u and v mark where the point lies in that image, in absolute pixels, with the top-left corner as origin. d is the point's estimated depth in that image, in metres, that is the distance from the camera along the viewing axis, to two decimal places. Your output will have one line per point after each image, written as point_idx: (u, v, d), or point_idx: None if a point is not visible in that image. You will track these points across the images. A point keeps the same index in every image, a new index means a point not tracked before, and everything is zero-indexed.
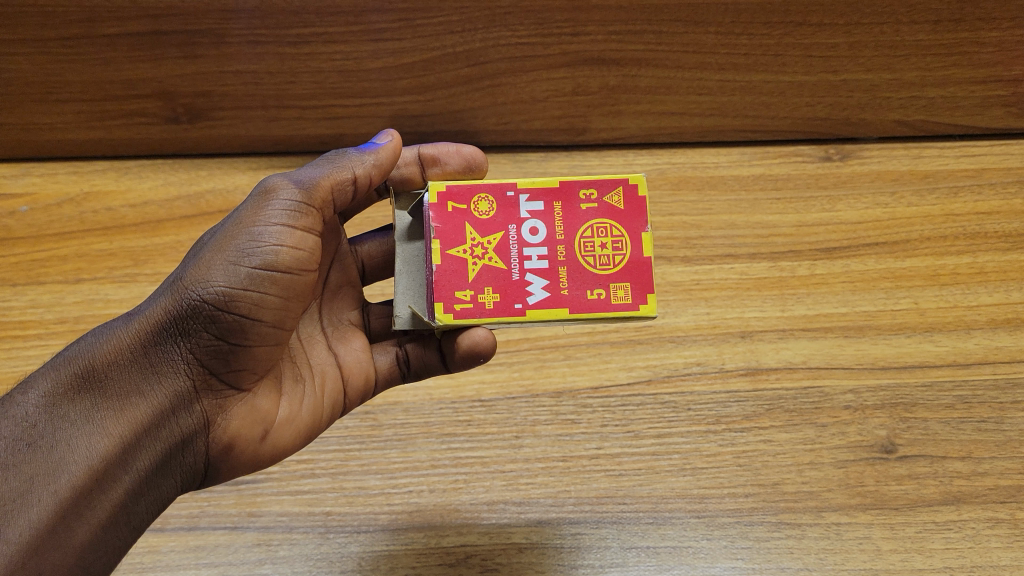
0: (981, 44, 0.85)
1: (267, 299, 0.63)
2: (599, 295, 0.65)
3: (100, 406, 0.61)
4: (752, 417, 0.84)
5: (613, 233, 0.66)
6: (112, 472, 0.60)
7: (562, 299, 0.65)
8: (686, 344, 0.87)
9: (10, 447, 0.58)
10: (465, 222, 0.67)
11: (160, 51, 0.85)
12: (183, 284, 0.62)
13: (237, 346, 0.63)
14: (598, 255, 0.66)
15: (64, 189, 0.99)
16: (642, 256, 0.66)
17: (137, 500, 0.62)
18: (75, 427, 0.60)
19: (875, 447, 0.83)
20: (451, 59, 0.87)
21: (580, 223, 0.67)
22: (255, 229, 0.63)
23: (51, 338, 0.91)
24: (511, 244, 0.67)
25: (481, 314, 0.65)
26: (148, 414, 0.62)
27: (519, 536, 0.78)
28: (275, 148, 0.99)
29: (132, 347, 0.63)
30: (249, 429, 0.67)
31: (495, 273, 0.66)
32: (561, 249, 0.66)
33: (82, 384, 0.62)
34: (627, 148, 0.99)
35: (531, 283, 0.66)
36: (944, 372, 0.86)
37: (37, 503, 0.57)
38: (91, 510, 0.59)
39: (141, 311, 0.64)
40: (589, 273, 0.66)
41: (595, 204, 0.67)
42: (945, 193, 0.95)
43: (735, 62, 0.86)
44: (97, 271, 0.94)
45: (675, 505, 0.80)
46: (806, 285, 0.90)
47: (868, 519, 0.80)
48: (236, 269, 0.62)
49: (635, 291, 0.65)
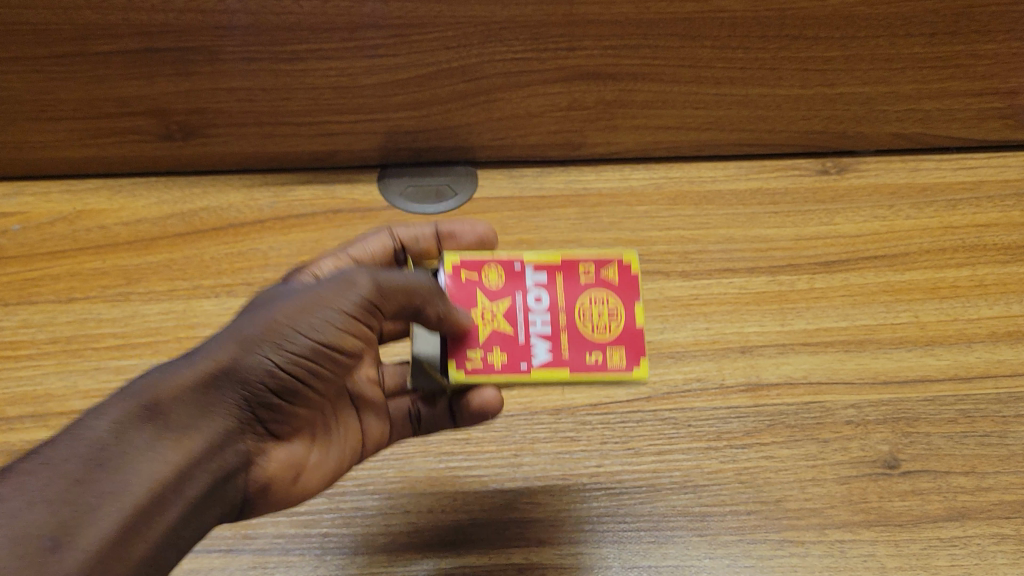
0: (977, 57, 0.89)
1: (328, 364, 0.61)
2: (596, 358, 0.68)
3: (169, 435, 0.56)
4: (752, 433, 0.78)
5: (609, 304, 0.69)
6: (173, 497, 0.55)
7: (563, 362, 0.67)
8: (686, 360, 0.83)
9: (76, 469, 0.51)
10: (477, 289, 0.69)
11: (154, 69, 0.86)
12: (259, 335, 0.59)
13: (290, 400, 0.62)
14: (596, 323, 0.68)
15: (55, 208, 0.96)
16: (637, 327, 0.69)
17: (180, 536, 0.56)
18: (144, 454, 0.54)
19: (877, 463, 0.75)
20: (446, 75, 0.88)
21: (581, 293, 0.69)
22: (331, 305, 0.61)
23: (43, 358, 0.83)
24: (518, 311, 0.68)
25: (490, 372, 0.66)
26: (206, 452, 0.58)
27: (517, 555, 0.71)
28: (271, 165, 0.98)
29: (208, 381, 0.58)
30: (281, 477, 0.66)
31: (504, 336, 0.67)
32: (563, 316, 0.68)
33: (157, 404, 0.56)
34: (624, 164, 1.01)
35: (535, 347, 0.67)
36: (945, 386, 0.81)
37: (105, 519, 0.51)
38: (149, 531, 0.53)
39: (205, 346, 0.60)
40: (589, 338, 0.68)
41: (593, 279, 0.70)
42: (943, 206, 0.96)
43: (731, 76, 0.89)
44: (89, 290, 0.89)
45: (676, 523, 0.72)
46: (805, 300, 0.88)
47: (872, 536, 0.71)
48: (311, 332, 0.60)
49: (629, 355, 0.68)
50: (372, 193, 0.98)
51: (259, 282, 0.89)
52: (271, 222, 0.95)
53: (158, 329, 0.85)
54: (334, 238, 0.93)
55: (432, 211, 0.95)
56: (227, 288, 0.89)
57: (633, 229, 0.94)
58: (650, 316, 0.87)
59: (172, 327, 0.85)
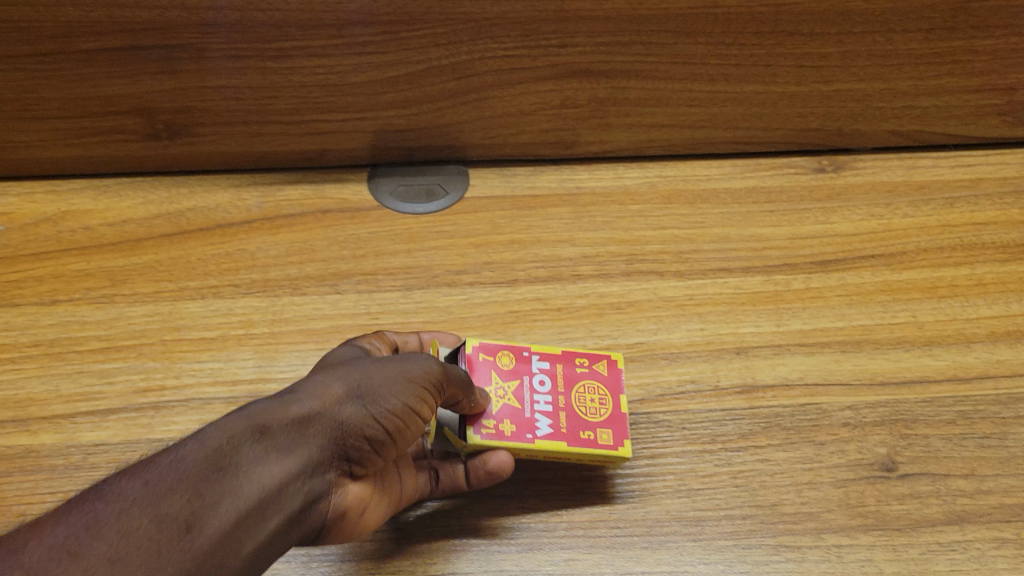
0: (976, 52, 0.88)
1: (413, 431, 0.62)
2: (589, 435, 0.72)
3: (283, 452, 0.55)
4: (748, 436, 0.76)
5: (602, 392, 0.75)
6: (275, 515, 0.53)
7: (562, 435, 0.71)
8: (680, 361, 0.82)
9: (200, 466, 0.51)
10: (491, 369, 0.74)
11: (138, 67, 0.84)
12: (371, 388, 0.60)
13: (381, 451, 0.60)
14: (590, 406, 0.74)
15: (40, 208, 0.95)
16: (623, 409, 0.74)
17: (268, 564, 0.54)
18: (260, 462, 0.54)
19: (875, 465, 0.74)
20: (436, 73, 0.86)
21: (577, 382, 0.75)
22: (421, 381, 0.62)
23: (26, 362, 0.81)
24: (524, 390, 0.74)
25: (501, 439, 0.70)
26: (310, 485, 0.56)
27: (509, 563, 0.69)
28: (258, 165, 0.97)
29: (321, 412, 0.58)
30: (353, 521, 0.62)
31: (512, 410, 0.72)
32: (562, 398, 0.74)
33: (275, 427, 0.56)
34: (617, 163, 0.99)
35: (539, 420, 0.72)
36: (944, 387, 0.79)
37: (219, 517, 0.50)
38: (248, 544, 0.52)
39: (311, 386, 0.60)
40: (584, 417, 0.73)
41: (588, 370, 0.76)
42: (940, 205, 0.95)
43: (725, 73, 0.88)
44: (73, 292, 0.87)
45: (670, 529, 0.70)
46: (801, 299, 0.87)
47: (870, 540, 0.69)
48: (407, 400, 0.61)
49: (617, 435, 0.72)
50: (362, 193, 0.96)
51: (246, 284, 0.88)
52: (259, 223, 0.93)
53: (143, 333, 0.83)
54: (323, 239, 0.92)
55: (422, 211, 0.94)
56: (213, 289, 0.87)
57: (627, 228, 0.93)
58: (643, 316, 0.85)
59: (157, 329, 0.84)
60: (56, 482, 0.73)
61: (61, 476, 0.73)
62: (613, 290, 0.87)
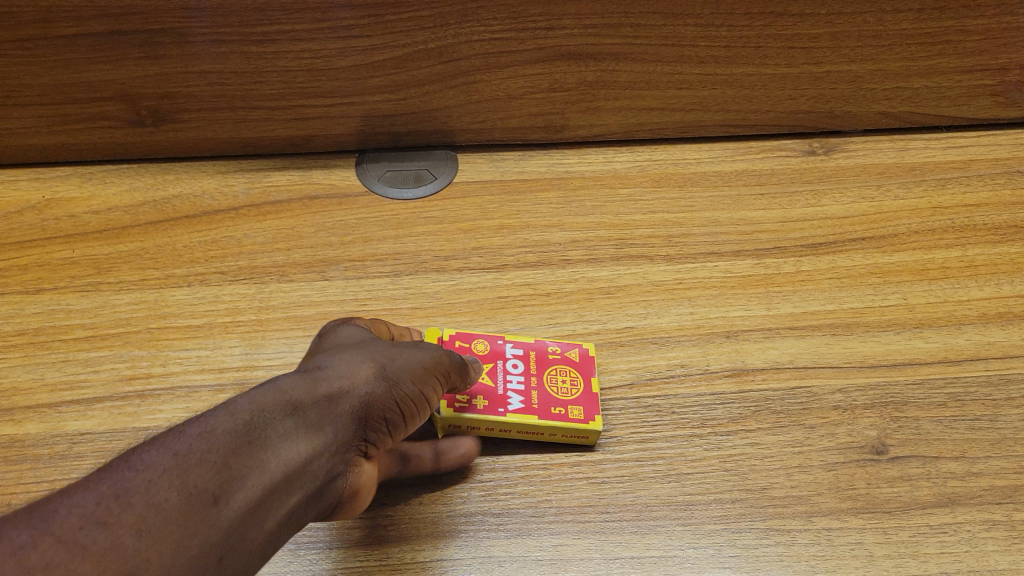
0: (967, 33, 0.88)
1: (421, 413, 0.64)
2: (559, 410, 0.73)
3: (305, 429, 0.55)
4: (738, 420, 0.76)
5: (575, 377, 0.76)
6: (295, 491, 0.54)
7: (532, 409, 0.73)
8: (669, 346, 0.81)
9: (226, 438, 0.51)
10: (466, 356, 0.77)
11: (121, 52, 0.83)
12: (386, 371, 0.61)
13: (390, 435, 0.62)
14: (562, 387, 0.75)
15: (24, 196, 0.94)
16: (593, 392, 0.75)
17: (281, 539, 0.54)
18: (283, 438, 0.54)
19: (865, 448, 0.74)
20: (423, 57, 0.86)
21: (550, 366, 0.77)
22: (431, 367, 0.64)
23: (9, 351, 0.80)
24: (498, 373, 0.76)
25: (472, 412, 0.72)
26: (328, 463, 0.57)
27: (497, 548, 0.68)
28: (245, 151, 0.96)
29: (342, 392, 0.58)
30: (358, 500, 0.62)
31: (485, 390, 0.74)
32: (534, 379, 0.76)
33: (299, 405, 0.56)
34: (606, 147, 0.99)
35: (511, 397, 0.74)
36: (934, 368, 0.79)
37: (243, 490, 0.50)
38: (268, 518, 0.52)
39: (332, 367, 0.60)
40: (555, 396, 0.74)
41: (560, 356, 0.78)
42: (932, 186, 0.94)
43: (715, 55, 0.88)
44: (58, 281, 0.86)
45: (660, 513, 0.70)
46: (791, 282, 0.86)
47: (861, 523, 0.69)
48: (418, 384, 0.62)
49: (589, 411, 0.73)
50: (349, 179, 0.96)
51: (232, 271, 0.87)
52: (245, 210, 0.92)
53: (129, 321, 0.83)
54: (310, 226, 0.91)
55: (410, 196, 0.94)
56: (199, 277, 0.86)
57: (617, 212, 0.92)
58: (632, 300, 0.85)
59: (143, 317, 0.83)
60: (41, 471, 0.72)
61: (46, 466, 0.72)
62: (603, 275, 0.87)
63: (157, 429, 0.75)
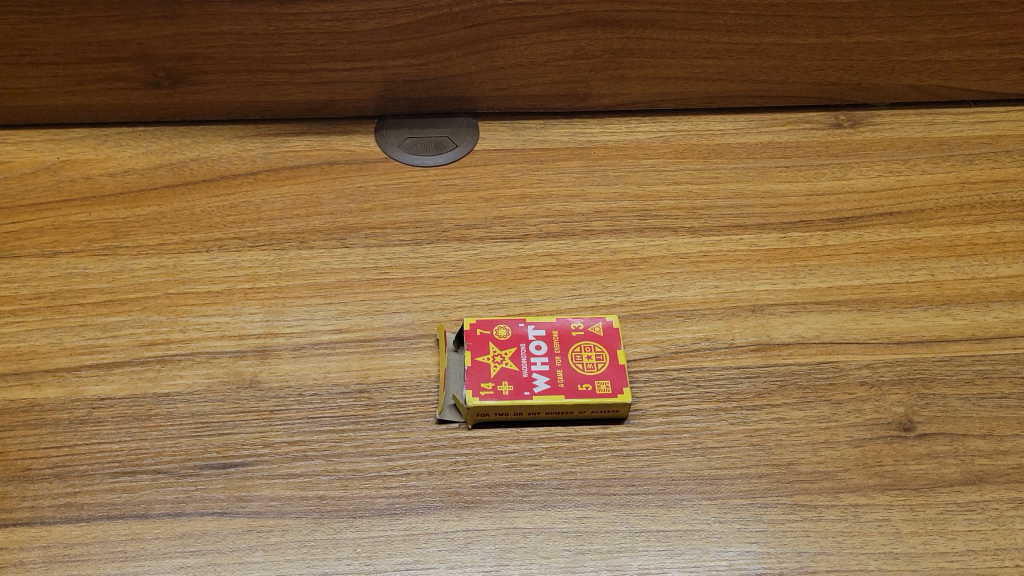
0: (1001, 4, 0.88)
1: None
2: (586, 387, 0.73)
3: None
4: (764, 394, 0.75)
5: (598, 351, 0.76)
6: None
7: (559, 389, 0.72)
8: (694, 319, 0.80)
9: None
10: (488, 339, 0.76)
11: (140, 11, 0.84)
12: None
13: None
14: (586, 363, 0.75)
15: (38, 157, 0.92)
16: (620, 364, 0.75)
17: None
18: None
19: (892, 425, 0.73)
20: (447, 20, 0.86)
21: (573, 342, 0.76)
22: None
23: (27, 315, 0.79)
24: (521, 354, 0.75)
25: (500, 399, 0.72)
26: None
27: (523, 520, 0.67)
28: (262, 115, 0.94)
29: None
30: None
31: (510, 373, 0.74)
32: (558, 357, 0.75)
33: None
34: (630, 116, 0.97)
35: (536, 379, 0.73)
36: (962, 346, 0.78)
37: None
38: None
39: None
40: (581, 372, 0.74)
41: (583, 330, 0.77)
42: (960, 161, 0.93)
43: (743, 23, 0.88)
44: (75, 244, 0.85)
45: (686, 486, 0.69)
46: (817, 257, 0.85)
47: (887, 500, 0.69)
48: None
49: (615, 385, 0.73)
50: (368, 145, 0.94)
51: (251, 237, 0.86)
52: (264, 175, 0.91)
53: (147, 285, 0.82)
54: (328, 192, 0.90)
55: (430, 163, 0.92)
56: (218, 243, 0.85)
57: (640, 183, 0.91)
58: (656, 273, 0.84)
59: (161, 283, 0.82)
60: (60, 436, 0.71)
61: (66, 431, 0.72)
62: (627, 247, 0.86)
63: (178, 396, 0.74)
